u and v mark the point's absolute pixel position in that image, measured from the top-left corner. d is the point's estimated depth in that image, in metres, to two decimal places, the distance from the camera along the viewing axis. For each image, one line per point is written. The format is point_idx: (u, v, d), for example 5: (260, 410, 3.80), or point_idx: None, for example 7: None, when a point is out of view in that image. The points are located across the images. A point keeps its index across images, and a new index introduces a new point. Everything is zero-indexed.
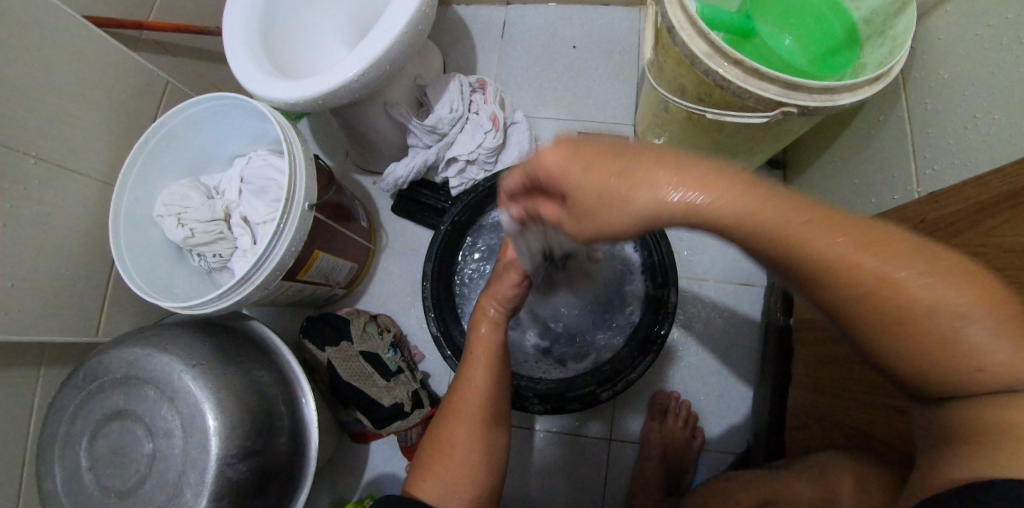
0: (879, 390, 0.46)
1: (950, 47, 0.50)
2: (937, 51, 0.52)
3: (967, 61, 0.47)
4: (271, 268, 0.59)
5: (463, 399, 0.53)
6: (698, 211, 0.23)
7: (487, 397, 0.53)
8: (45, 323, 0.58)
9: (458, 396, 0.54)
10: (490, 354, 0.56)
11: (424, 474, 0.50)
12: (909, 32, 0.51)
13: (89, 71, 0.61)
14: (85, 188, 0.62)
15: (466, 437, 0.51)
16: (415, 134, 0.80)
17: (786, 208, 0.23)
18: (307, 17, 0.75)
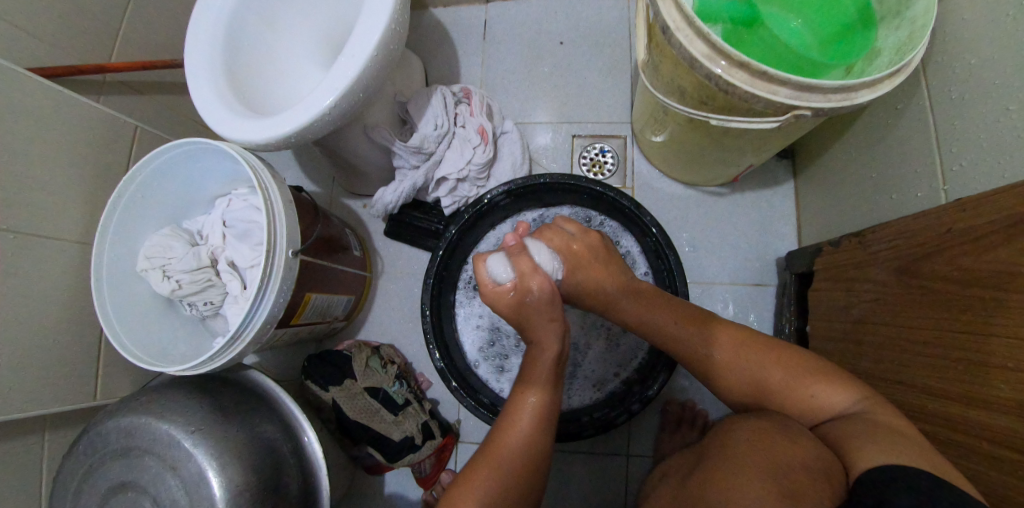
0: (934, 409, 0.43)
1: (974, 29, 0.46)
2: (961, 34, 0.47)
3: (1001, 41, 0.43)
4: (261, 323, 0.57)
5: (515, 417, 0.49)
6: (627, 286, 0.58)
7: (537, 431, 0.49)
8: (42, 397, 0.56)
9: (504, 427, 0.49)
10: (545, 383, 0.51)
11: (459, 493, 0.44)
12: (930, 20, 0.47)
13: (50, 131, 0.58)
14: (63, 253, 0.60)
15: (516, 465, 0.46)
16: (401, 156, 0.75)
17: (703, 327, 0.54)
18: (272, 47, 0.72)
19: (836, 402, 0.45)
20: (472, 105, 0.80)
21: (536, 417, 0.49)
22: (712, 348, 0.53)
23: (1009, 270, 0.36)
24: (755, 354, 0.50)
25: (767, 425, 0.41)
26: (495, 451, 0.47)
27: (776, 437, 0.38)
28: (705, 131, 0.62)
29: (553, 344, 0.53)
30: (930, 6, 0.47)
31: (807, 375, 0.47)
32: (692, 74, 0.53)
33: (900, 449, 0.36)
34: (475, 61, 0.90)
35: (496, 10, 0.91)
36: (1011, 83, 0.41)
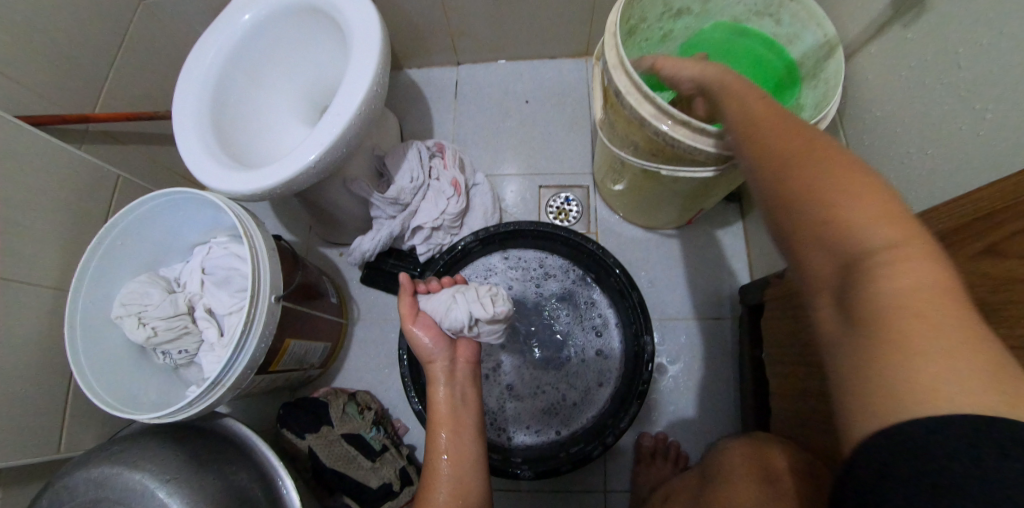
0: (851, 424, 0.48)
1: (875, 89, 0.56)
2: (866, 92, 0.57)
3: (898, 99, 0.52)
4: (242, 368, 0.58)
5: (436, 445, 0.51)
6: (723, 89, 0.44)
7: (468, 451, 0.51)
8: (1, 448, 0.54)
9: (430, 460, 0.51)
10: (451, 405, 0.53)
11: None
12: (840, 76, 0.56)
13: (31, 178, 0.60)
14: (37, 297, 0.60)
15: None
16: (378, 207, 0.79)
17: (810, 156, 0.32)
18: (259, 102, 0.77)
19: (934, 346, 0.23)
20: (446, 158, 0.85)
21: (453, 448, 0.51)
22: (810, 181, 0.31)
23: (977, 277, 0.37)
24: (846, 189, 0.29)
25: (762, 439, 0.57)
26: (427, 493, 0.48)
27: (768, 446, 0.54)
28: (659, 179, 0.70)
29: (445, 381, 0.55)
30: (840, 68, 0.56)
31: (889, 215, 0.27)
32: (642, 130, 0.61)
33: (925, 357, 0.23)
34: (447, 118, 0.97)
35: (466, 71, 1.00)
36: (908, 131, 0.50)
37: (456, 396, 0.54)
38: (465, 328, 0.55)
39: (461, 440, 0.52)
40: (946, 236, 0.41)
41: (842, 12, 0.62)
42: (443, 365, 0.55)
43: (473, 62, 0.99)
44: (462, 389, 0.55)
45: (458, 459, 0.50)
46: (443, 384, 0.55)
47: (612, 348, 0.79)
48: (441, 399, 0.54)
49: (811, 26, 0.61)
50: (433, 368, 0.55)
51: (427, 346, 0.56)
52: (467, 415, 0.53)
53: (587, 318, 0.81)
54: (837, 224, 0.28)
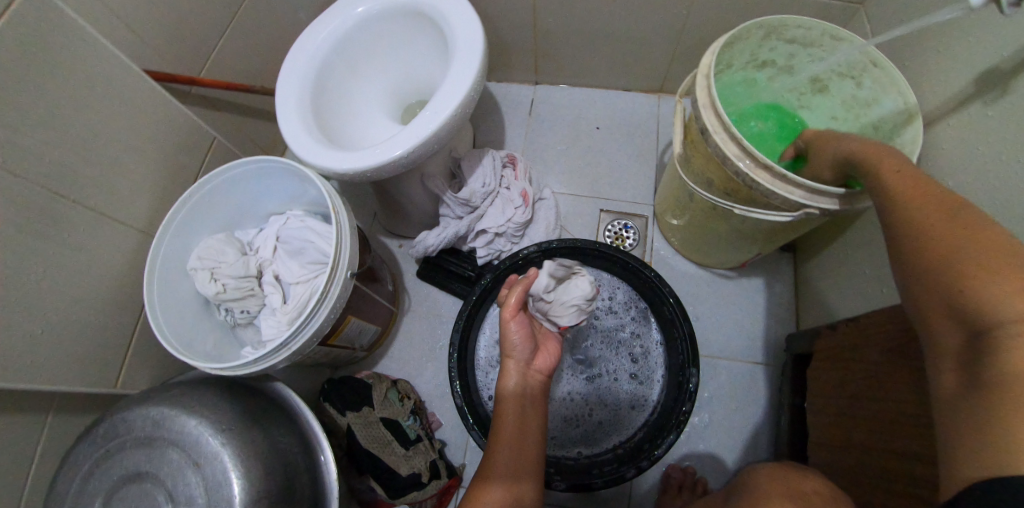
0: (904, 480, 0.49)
1: (954, 159, 0.58)
2: (944, 161, 0.59)
3: (974, 171, 0.54)
4: (308, 334, 0.60)
5: (499, 438, 0.52)
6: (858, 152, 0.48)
7: (522, 457, 0.51)
8: (67, 373, 0.56)
9: (488, 459, 0.52)
10: (520, 408, 0.54)
11: None
12: (915, 144, 0.58)
13: (145, 127, 0.65)
14: (126, 237, 0.63)
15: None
16: (448, 206, 0.83)
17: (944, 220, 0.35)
18: (355, 90, 0.81)
19: None
20: (517, 170, 0.89)
21: (514, 453, 0.51)
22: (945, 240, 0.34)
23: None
24: (966, 248, 0.33)
25: (789, 466, 0.55)
26: (481, 492, 0.48)
27: (795, 472, 0.53)
28: (724, 219, 0.72)
29: (517, 377, 0.56)
30: (917, 136, 0.58)
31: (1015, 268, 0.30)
32: (722, 168, 0.63)
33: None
34: (519, 132, 1.01)
35: (543, 91, 1.04)
36: (984, 203, 0.52)
37: (526, 400, 0.55)
38: (546, 291, 0.58)
39: (523, 444, 0.52)
40: None
41: (924, 84, 0.65)
42: (519, 364, 0.56)
43: (551, 83, 1.04)
44: (529, 396, 0.56)
45: (518, 464, 0.51)
46: (514, 381, 0.55)
47: (649, 376, 0.80)
48: (511, 396, 0.54)
49: (892, 93, 0.64)
50: (510, 364, 0.56)
51: (512, 342, 0.56)
52: (533, 423, 0.54)
53: (626, 346, 0.82)
54: (966, 292, 0.32)
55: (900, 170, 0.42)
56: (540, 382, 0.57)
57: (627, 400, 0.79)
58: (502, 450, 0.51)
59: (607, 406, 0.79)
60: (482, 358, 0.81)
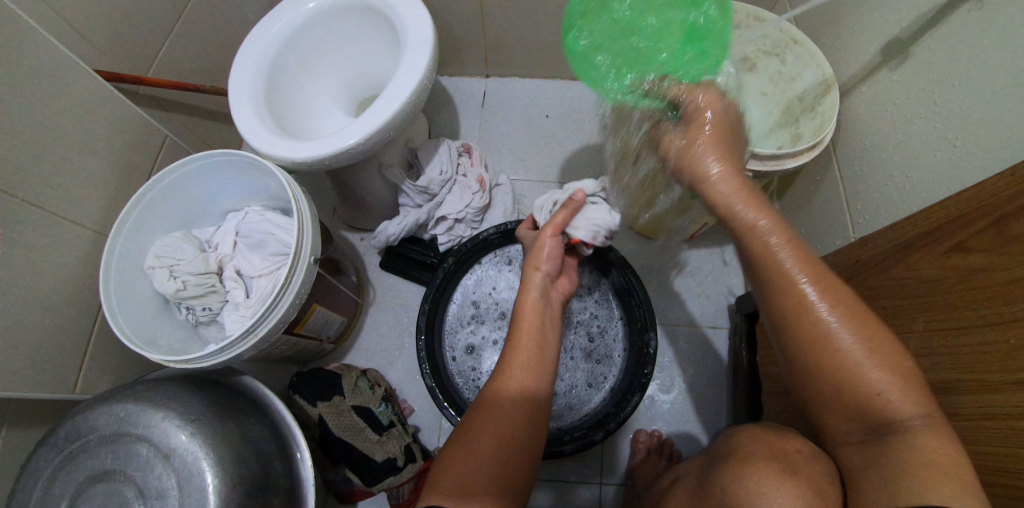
0: None
1: (866, 120, 0.64)
2: (857, 123, 0.65)
3: (884, 129, 0.60)
4: (274, 320, 0.60)
5: (513, 357, 0.52)
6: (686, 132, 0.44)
7: (530, 385, 0.50)
8: (25, 378, 0.54)
9: (497, 382, 0.51)
10: (536, 328, 0.53)
11: (456, 447, 0.46)
12: (834, 109, 0.65)
13: (93, 125, 0.64)
14: (79, 238, 0.62)
15: (488, 450, 0.45)
16: (407, 195, 0.85)
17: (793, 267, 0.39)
18: (308, 85, 0.82)
19: (930, 446, 0.33)
20: (473, 158, 0.92)
21: (528, 375, 0.50)
22: (794, 295, 0.38)
23: (911, 282, 0.48)
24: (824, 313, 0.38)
25: (763, 432, 0.50)
26: (485, 416, 0.48)
27: (776, 438, 0.48)
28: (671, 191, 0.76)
29: (537, 291, 0.56)
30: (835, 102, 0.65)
31: (861, 331, 0.37)
32: None
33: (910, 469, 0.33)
34: (474, 123, 1.04)
35: (495, 84, 1.08)
36: (892, 156, 0.58)
37: (541, 322, 0.54)
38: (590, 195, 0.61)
39: (535, 369, 0.51)
40: (920, 239, 0.48)
41: (835, 57, 0.72)
42: (542, 280, 0.56)
43: (501, 75, 1.08)
44: (545, 317, 0.55)
45: (529, 387, 0.50)
46: (535, 300, 0.55)
47: (608, 348, 0.81)
48: (528, 317, 0.54)
49: (811, 66, 0.71)
50: (534, 278, 0.56)
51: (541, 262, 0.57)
52: (549, 347, 0.53)
53: (584, 325, 0.83)
54: (851, 376, 0.36)
55: (786, 244, 0.40)
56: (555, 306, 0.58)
57: (589, 375, 0.80)
58: (514, 372, 0.50)
59: (568, 382, 0.80)
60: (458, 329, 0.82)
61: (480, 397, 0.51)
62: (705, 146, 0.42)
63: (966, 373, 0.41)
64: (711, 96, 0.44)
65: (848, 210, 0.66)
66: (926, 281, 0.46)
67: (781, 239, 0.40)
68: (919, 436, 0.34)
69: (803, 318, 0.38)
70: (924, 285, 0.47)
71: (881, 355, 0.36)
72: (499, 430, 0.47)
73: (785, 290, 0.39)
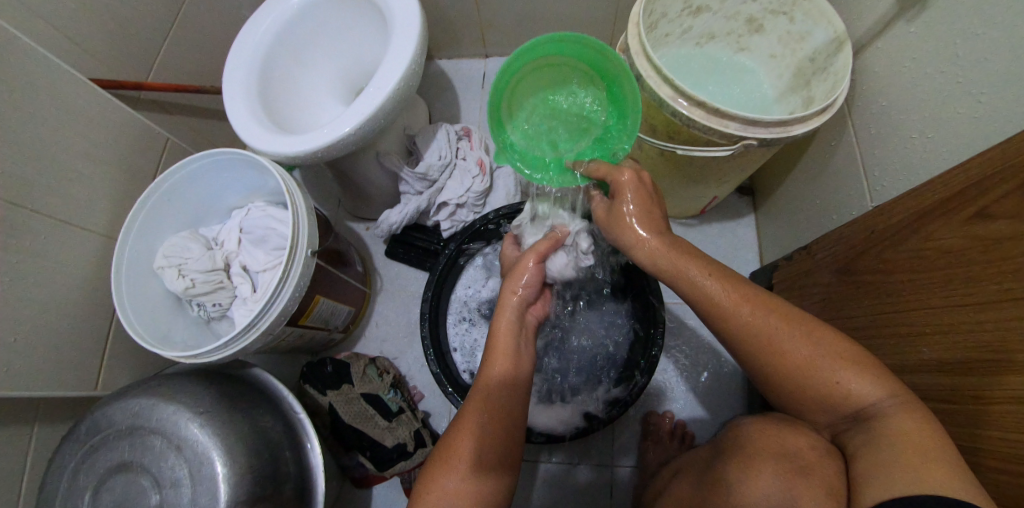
0: None
1: (883, 79, 0.59)
2: (874, 83, 0.60)
3: (901, 88, 0.55)
4: (275, 314, 0.61)
5: (489, 367, 0.52)
6: (619, 198, 0.49)
7: (502, 397, 0.50)
8: (47, 378, 0.57)
9: (476, 397, 0.50)
10: (509, 342, 0.52)
11: (432, 474, 0.47)
12: (847, 69, 0.60)
13: (95, 132, 0.65)
14: (89, 242, 0.64)
15: (468, 473, 0.46)
16: (407, 182, 0.84)
17: (734, 296, 0.43)
18: (301, 78, 0.82)
19: (899, 424, 0.36)
20: (472, 141, 0.90)
21: (503, 391, 0.50)
22: (739, 320, 0.42)
23: (928, 254, 0.45)
24: (774, 330, 0.41)
25: (771, 427, 0.48)
26: (460, 439, 0.48)
27: (786, 432, 0.45)
28: (675, 165, 0.73)
29: (516, 307, 0.54)
30: (847, 61, 0.60)
31: (807, 339, 0.41)
32: (660, 113, 0.64)
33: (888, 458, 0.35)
34: (474, 105, 1.02)
35: (494, 64, 1.05)
36: (910, 117, 0.53)
37: (515, 333, 0.53)
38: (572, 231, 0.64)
39: (508, 382, 0.51)
40: (939, 207, 0.44)
41: (852, 11, 0.66)
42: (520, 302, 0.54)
43: (500, 54, 1.05)
44: (519, 325, 0.54)
45: (503, 406, 0.50)
46: (510, 315, 0.54)
47: (617, 334, 0.79)
48: (503, 333, 0.53)
49: (821, 24, 0.65)
50: (512, 301, 0.54)
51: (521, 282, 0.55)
52: (523, 356, 0.53)
53: (589, 315, 0.81)
54: (810, 381, 0.40)
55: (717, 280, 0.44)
56: (528, 313, 0.56)
57: (598, 365, 0.79)
58: (491, 386, 0.50)
59: (574, 374, 0.79)
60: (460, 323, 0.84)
61: (459, 414, 0.50)
62: (630, 211, 0.48)
63: (981, 353, 0.38)
64: (628, 176, 0.48)
65: (864, 178, 0.61)
66: (944, 252, 0.43)
67: (708, 273, 0.44)
68: (891, 420, 0.37)
69: (752, 336, 0.42)
70: (942, 256, 0.43)
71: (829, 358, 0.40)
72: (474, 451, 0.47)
73: (727, 318, 0.43)
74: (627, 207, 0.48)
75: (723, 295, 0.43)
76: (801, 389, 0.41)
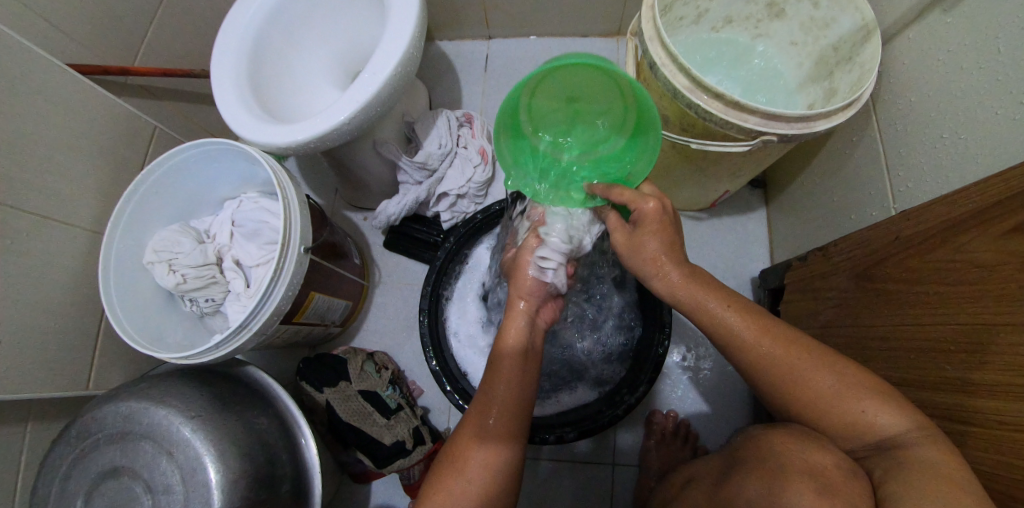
0: None
1: (913, 71, 0.55)
2: (902, 75, 0.56)
3: (933, 83, 0.51)
4: (268, 314, 0.59)
5: (500, 375, 0.49)
6: (640, 216, 0.49)
7: (511, 409, 0.48)
8: (35, 380, 0.56)
9: (478, 406, 0.49)
10: (520, 352, 0.50)
11: (437, 483, 0.46)
12: (876, 59, 0.56)
13: (78, 123, 0.62)
14: (75, 239, 0.62)
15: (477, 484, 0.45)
16: (405, 172, 0.81)
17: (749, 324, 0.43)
18: (295, 62, 0.78)
19: (923, 453, 0.36)
20: (474, 128, 0.87)
21: (511, 399, 0.48)
22: (756, 348, 0.43)
23: (961, 266, 0.42)
24: (793, 359, 0.42)
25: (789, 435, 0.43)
26: (466, 446, 0.47)
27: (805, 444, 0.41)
28: (686, 158, 0.69)
29: (526, 313, 0.52)
30: (877, 50, 0.56)
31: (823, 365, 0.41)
32: (674, 104, 0.60)
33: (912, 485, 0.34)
34: (476, 90, 0.98)
35: (498, 46, 1.00)
36: (943, 116, 0.50)
37: (528, 340, 0.51)
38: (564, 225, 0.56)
39: (516, 391, 0.49)
40: (974, 217, 0.41)
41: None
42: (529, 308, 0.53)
43: (504, 35, 1.00)
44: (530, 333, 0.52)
45: (510, 414, 0.48)
46: (522, 323, 0.52)
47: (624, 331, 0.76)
48: (513, 343, 0.51)
49: (848, 10, 0.60)
50: (518, 305, 0.53)
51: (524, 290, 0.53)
52: (531, 363, 0.51)
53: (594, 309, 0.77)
54: (830, 409, 0.40)
55: (733, 310, 0.44)
56: (539, 317, 0.54)
57: (603, 361, 0.76)
58: (499, 395, 0.48)
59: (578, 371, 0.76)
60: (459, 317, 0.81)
61: (464, 421, 0.50)
62: (653, 230, 0.48)
63: (1013, 378, 0.36)
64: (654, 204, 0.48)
65: (887, 178, 0.58)
66: (976, 265, 0.40)
67: (725, 301, 0.45)
68: (919, 449, 0.36)
69: (770, 364, 0.42)
70: (973, 270, 0.40)
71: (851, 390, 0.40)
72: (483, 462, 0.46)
73: (743, 346, 0.43)
74: (651, 228, 0.48)
75: (738, 322, 0.44)
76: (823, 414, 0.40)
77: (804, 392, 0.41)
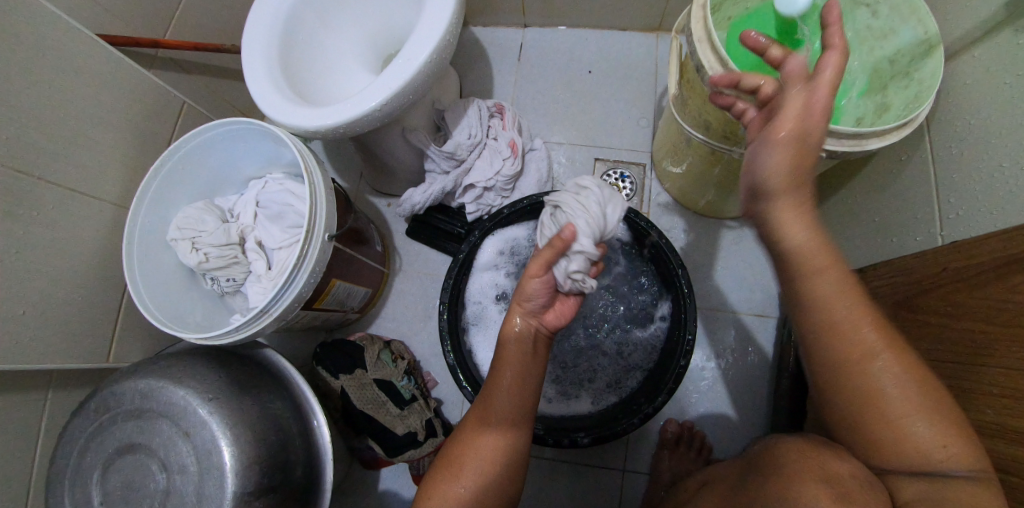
0: None
1: (976, 93, 0.51)
2: (963, 96, 0.53)
3: (997, 107, 0.48)
4: (288, 300, 0.58)
5: (497, 379, 0.50)
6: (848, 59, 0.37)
7: (506, 415, 0.48)
8: (57, 352, 0.56)
9: (476, 412, 0.50)
10: (517, 358, 0.50)
11: (433, 488, 0.46)
12: (937, 78, 0.53)
13: (108, 96, 0.61)
14: (101, 213, 0.62)
15: (469, 490, 0.45)
16: (433, 160, 0.79)
17: (853, 309, 0.39)
18: (327, 41, 0.76)
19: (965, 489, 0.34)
20: (505, 120, 0.84)
21: (509, 407, 0.48)
22: (852, 340, 0.38)
23: (1007, 307, 0.40)
24: (880, 363, 0.38)
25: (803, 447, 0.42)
26: (462, 452, 0.47)
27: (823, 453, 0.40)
28: (725, 166, 0.66)
29: (523, 314, 0.51)
30: (937, 70, 0.53)
31: (909, 380, 0.37)
32: (718, 110, 0.57)
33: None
34: (508, 80, 0.95)
35: (533, 35, 0.97)
36: (1003, 143, 0.47)
37: (528, 349, 0.51)
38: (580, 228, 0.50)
39: (514, 400, 0.49)
40: None
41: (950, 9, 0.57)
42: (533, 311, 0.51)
43: (541, 25, 0.97)
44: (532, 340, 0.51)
45: (505, 424, 0.48)
46: (519, 328, 0.51)
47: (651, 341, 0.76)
48: (510, 353, 0.50)
49: (911, 21, 0.57)
50: (520, 307, 0.51)
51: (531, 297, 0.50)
52: (533, 372, 0.51)
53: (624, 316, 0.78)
54: (893, 419, 0.37)
55: (840, 291, 0.39)
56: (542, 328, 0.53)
57: (631, 367, 0.75)
58: (496, 402, 0.49)
59: (599, 375, 0.76)
60: (480, 311, 0.80)
61: (463, 425, 0.50)
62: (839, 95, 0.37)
63: None
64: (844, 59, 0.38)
65: (936, 203, 0.55)
66: None
67: (842, 281, 0.39)
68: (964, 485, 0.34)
69: (849, 358, 0.38)
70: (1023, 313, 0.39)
71: (923, 404, 0.37)
72: (478, 471, 0.46)
73: (834, 329, 0.39)
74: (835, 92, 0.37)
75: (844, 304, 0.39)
76: (874, 423, 0.37)
77: (870, 394, 0.38)
